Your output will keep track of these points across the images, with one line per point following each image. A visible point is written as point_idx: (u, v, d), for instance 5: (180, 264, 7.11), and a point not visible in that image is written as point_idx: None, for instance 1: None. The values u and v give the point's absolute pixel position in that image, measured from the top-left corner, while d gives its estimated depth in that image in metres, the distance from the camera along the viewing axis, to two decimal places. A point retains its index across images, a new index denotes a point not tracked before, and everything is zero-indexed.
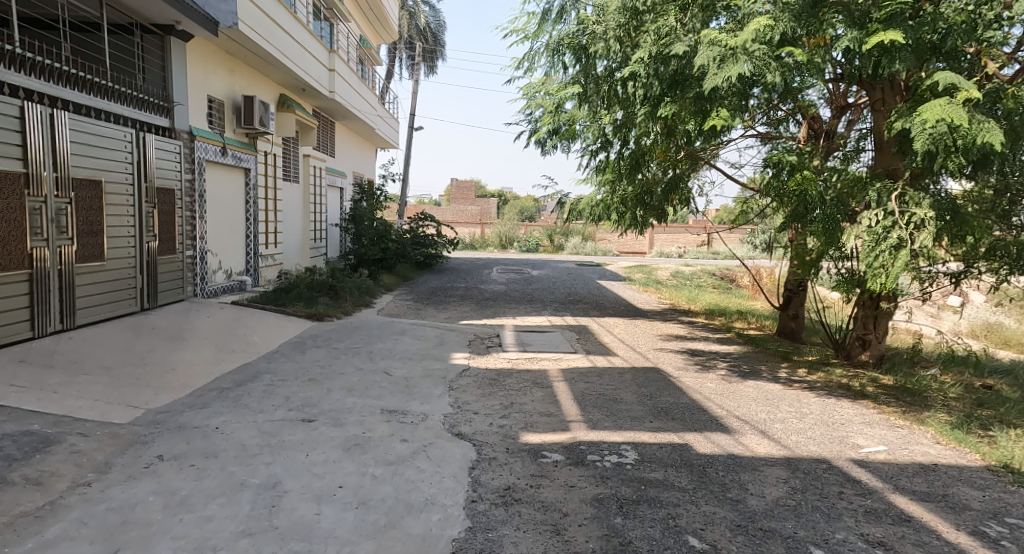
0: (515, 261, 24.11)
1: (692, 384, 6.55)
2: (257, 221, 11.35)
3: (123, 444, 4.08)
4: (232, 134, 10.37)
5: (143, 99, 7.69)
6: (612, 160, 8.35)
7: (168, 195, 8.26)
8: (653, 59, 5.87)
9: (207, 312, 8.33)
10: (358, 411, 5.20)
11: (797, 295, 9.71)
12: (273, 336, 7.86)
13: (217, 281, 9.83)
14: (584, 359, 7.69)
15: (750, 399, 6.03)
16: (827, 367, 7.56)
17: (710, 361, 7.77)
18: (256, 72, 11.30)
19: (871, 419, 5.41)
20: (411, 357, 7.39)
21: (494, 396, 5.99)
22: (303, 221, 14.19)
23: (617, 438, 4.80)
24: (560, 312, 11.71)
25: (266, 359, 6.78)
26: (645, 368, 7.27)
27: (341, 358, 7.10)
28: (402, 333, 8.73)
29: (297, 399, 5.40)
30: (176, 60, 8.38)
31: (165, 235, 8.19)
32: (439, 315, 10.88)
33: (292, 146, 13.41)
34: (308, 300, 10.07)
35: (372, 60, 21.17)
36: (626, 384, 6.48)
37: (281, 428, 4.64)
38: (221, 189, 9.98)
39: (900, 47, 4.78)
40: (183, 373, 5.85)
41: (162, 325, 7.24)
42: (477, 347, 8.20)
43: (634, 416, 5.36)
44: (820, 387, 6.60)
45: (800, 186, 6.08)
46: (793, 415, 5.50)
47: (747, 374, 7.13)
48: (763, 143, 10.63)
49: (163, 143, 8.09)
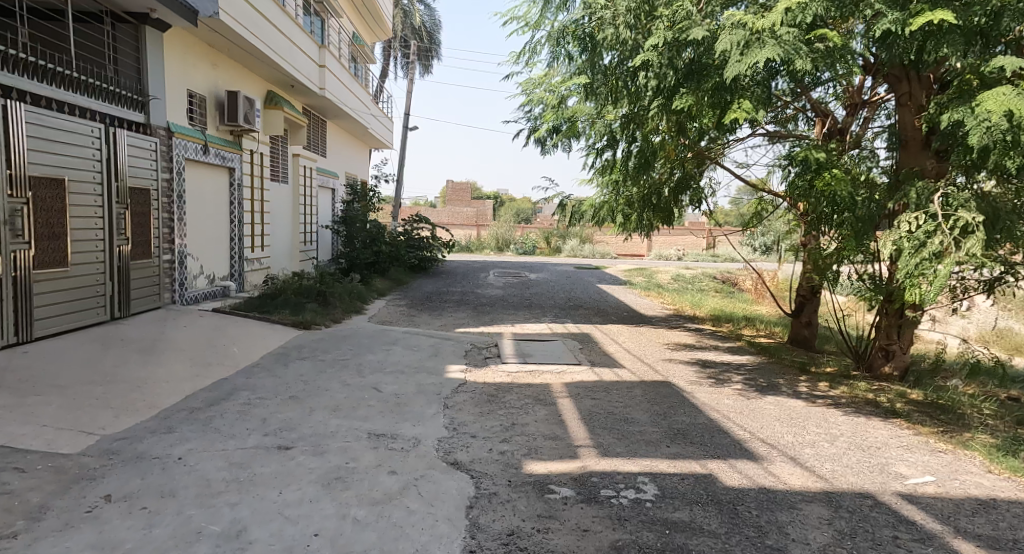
0: (512, 264, 23.55)
1: (708, 400, 6.03)
2: (242, 223, 10.79)
3: (66, 481, 3.54)
4: (214, 132, 9.83)
5: (114, 92, 7.15)
6: (617, 159, 7.84)
7: (142, 196, 7.71)
8: (668, 46, 5.36)
9: (184, 321, 7.79)
10: (342, 436, 4.66)
11: (810, 301, 9.24)
12: (255, 347, 7.31)
13: (199, 286, 9.30)
14: (589, 372, 7.16)
15: (773, 418, 5.52)
16: (849, 381, 7.05)
17: (724, 373, 7.26)
18: (242, 66, 10.77)
19: (910, 442, 4.89)
20: (403, 370, 6.85)
21: (493, 415, 5.46)
22: (293, 224, 13.65)
23: (632, 467, 4.28)
24: (560, 318, 11.18)
25: (245, 374, 6.23)
26: (655, 382, 6.75)
27: (327, 372, 6.55)
28: (394, 342, 8.19)
29: (275, 422, 4.86)
30: (152, 50, 7.85)
31: (139, 238, 7.64)
32: (433, 322, 10.35)
33: (280, 145, 12.86)
34: (295, 307, 9.51)
35: (365, 57, 20.67)
36: (637, 401, 5.96)
37: (253, 458, 4.09)
38: (203, 190, 9.44)
39: (949, 29, 4.33)
40: (152, 390, 5.32)
41: (134, 335, 6.69)
42: (474, 359, 7.67)
43: (649, 440, 4.84)
44: (846, 404, 6.08)
45: (833, 183, 5.74)
46: (823, 438, 4.99)
47: (766, 389, 6.61)
48: (771, 142, 10.19)
49: (136, 139, 7.54)
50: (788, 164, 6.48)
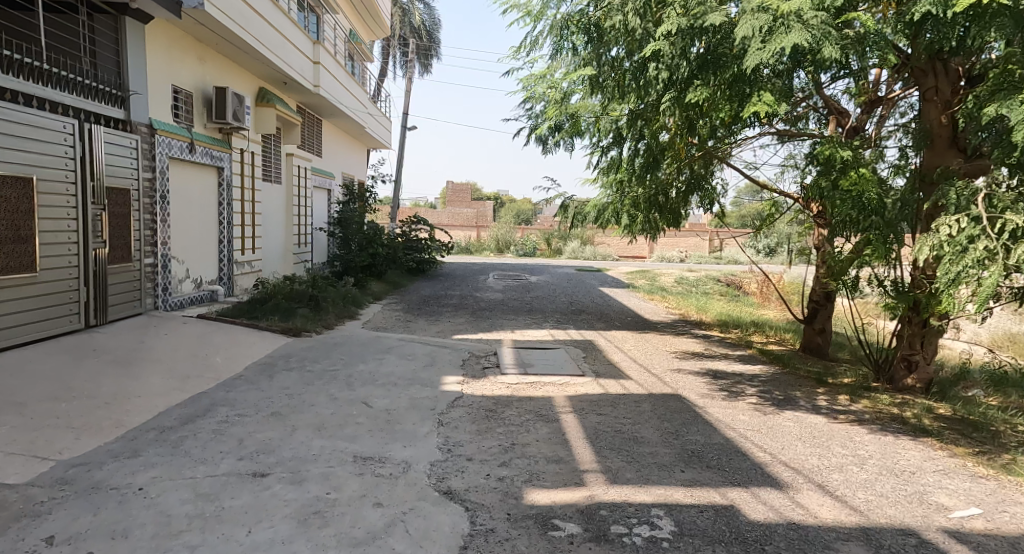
0: (512, 266, 23.16)
1: (722, 417, 5.61)
2: (232, 224, 10.39)
3: (6, 519, 3.13)
4: (202, 130, 9.43)
5: (91, 86, 6.75)
6: (624, 158, 7.45)
7: (123, 196, 7.32)
8: (682, 34, 4.97)
9: (167, 328, 7.38)
10: (325, 460, 4.23)
11: (824, 307, 8.85)
12: (239, 357, 6.90)
13: (184, 291, 8.90)
14: (594, 383, 6.74)
15: (794, 437, 5.10)
16: (871, 393, 6.62)
17: (736, 386, 6.83)
18: (232, 61, 10.38)
19: (947, 467, 4.48)
20: (396, 382, 6.42)
21: (492, 434, 5.04)
22: (286, 226, 13.24)
23: (644, 496, 3.87)
24: (562, 324, 10.75)
25: (225, 387, 5.81)
26: (664, 395, 6.33)
27: (314, 384, 6.13)
28: (388, 351, 7.76)
29: (252, 443, 4.45)
30: (132, 43, 7.46)
31: (119, 241, 7.25)
32: (430, 328, 9.93)
33: (273, 144, 12.45)
34: (285, 312, 9.09)
35: (362, 55, 20.25)
36: (646, 418, 5.55)
37: (223, 488, 3.67)
38: (189, 190, 9.04)
39: (998, 12, 3.99)
40: (121, 407, 4.90)
41: (109, 345, 6.28)
42: (472, 369, 7.25)
43: (662, 464, 4.43)
44: (870, 420, 5.66)
45: (864, 188, 5.40)
46: (852, 460, 4.57)
47: (784, 403, 6.18)
48: (782, 142, 9.78)
49: (115, 136, 7.14)
50: (810, 163, 6.10)
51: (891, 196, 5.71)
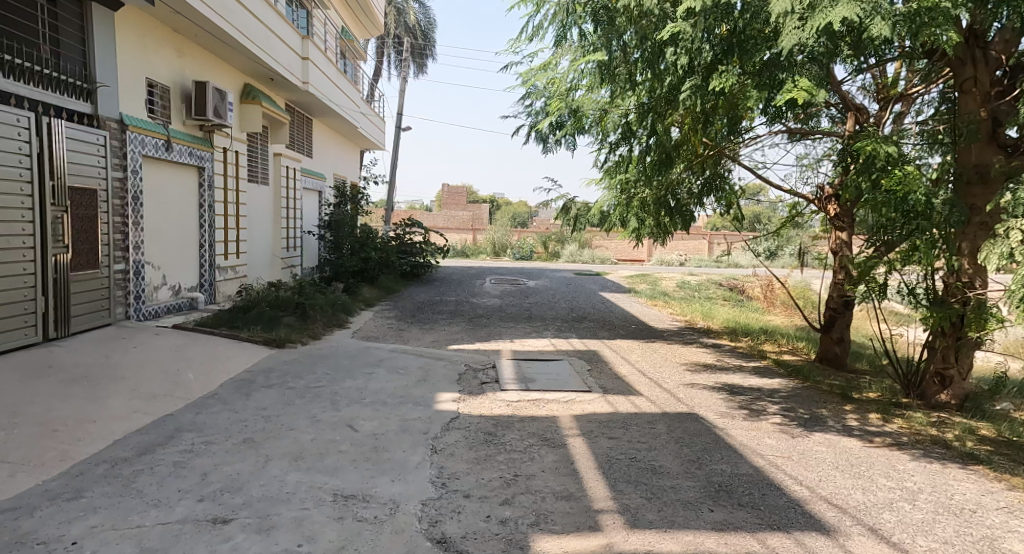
0: (509, 270, 22.57)
1: (747, 441, 5.06)
2: (214, 227, 9.79)
3: None
4: (180, 127, 8.86)
5: (52, 77, 6.19)
6: (634, 156, 6.91)
7: (89, 197, 6.74)
8: (706, 14, 4.47)
9: (137, 341, 6.79)
10: (299, 500, 3.66)
11: (843, 315, 8.33)
12: (215, 372, 6.32)
13: (160, 299, 8.32)
14: (602, 401, 6.18)
15: (830, 465, 4.55)
16: (904, 411, 6.08)
17: (756, 403, 6.27)
18: (213, 55, 9.82)
19: (1009, 503, 3.94)
20: (386, 400, 5.84)
21: (491, 464, 4.48)
22: (273, 229, 12.67)
23: (671, 546, 3.32)
24: (563, 333, 10.19)
25: (195, 408, 5.22)
26: (679, 414, 5.78)
27: (295, 404, 5.55)
28: (378, 364, 7.18)
29: (217, 479, 3.87)
30: (99, 31, 6.90)
31: (84, 246, 6.68)
32: (424, 337, 9.35)
33: (259, 144, 11.87)
34: (269, 321, 8.50)
35: (353, 55, 19.65)
36: (662, 442, 4.99)
37: (175, 541, 3.10)
38: (166, 190, 8.46)
39: None
40: (72, 435, 4.31)
41: (68, 360, 5.68)
42: (469, 385, 6.68)
43: (687, 502, 3.87)
44: (910, 443, 5.12)
45: (906, 187, 4.87)
46: (902, 496, 4.02)
47: (812, 424, 5.62)
48: (793, 141, 9.28)
49: (79, 131, 6.57)
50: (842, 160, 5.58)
51: (936, 196, 5.18)
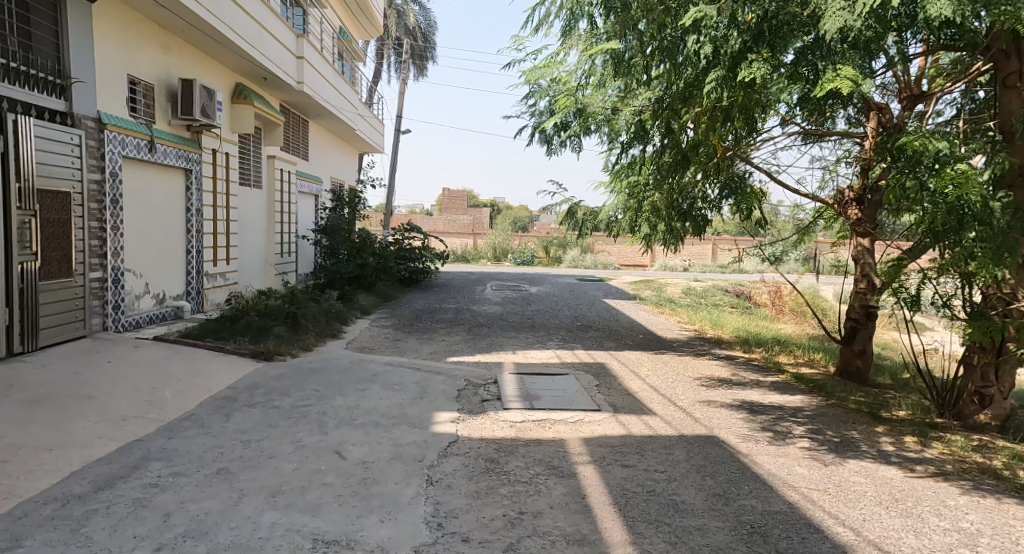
0: (511, 276, 22.11)
1: (776, 470, 4.58)
2: (202, 232, 9.33)
3: None
4: (166, 126, 8.41)
5: (23, 72, 5.74)
6: (646, 156, 6.49)
7: (61, 200, 6.29)
8: None
9: (113, 354, 6.32)
10: (273, 548, 3.19)
11: (865, 327, 7.86)
12: (194, 389, 5.85)
13: (142, 307, 7.87)
14: (613, 422, 5.70)
15: (871, 500, 4.08)
16: (942, 434, 5.59)
17: (780, 423, 5.79)
18: (203, 52, 9.36)
19: None
20: (379, 422, 5.36)
21: (494, 498, 4.00)
22: (267, 233, 12.23)
23: None
24: (568, 343, 9.71)
25: (168, 432, 4.75)
26: (698, 437, 5.30)
27: (278, 427, 5.07)
28: (372, 380, 6.69)
29: (182, 521, 3.40)
30: (75, 23, 6.46)
31: (55, 253, 6.22)
32: (422, 348, 8.88)
33: (251, 145, 11.40)
34: (258, 332, 8.03)
35: (353, 55, 19.38)
36: (683, 471, 4.51)
37: None
38: (149, 193, 8.01)
39: None
40: (22, 467, 3.84)
41: (31, 378, 5.21)
42: (469, 402, 6.20)
43: (717, 548, 3.40)
44: (956, 472, 4.65)
45: (957, 189, 4.43)
46: (959, 541, 3.54)
47: (844, 449, 5.13)
48: (807, 143, 8.83)
49: (51, 130, 6.12)
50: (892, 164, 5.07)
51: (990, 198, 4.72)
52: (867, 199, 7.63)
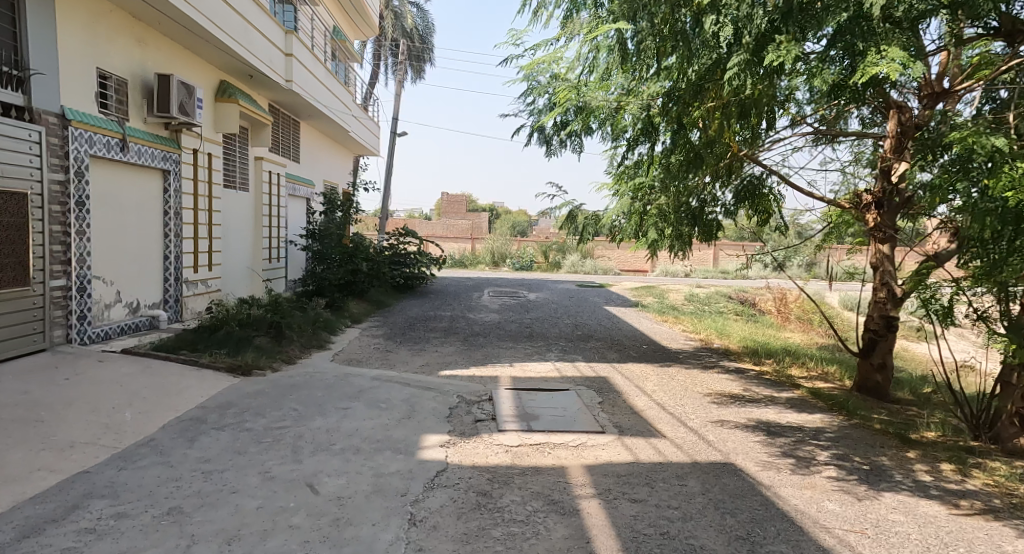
0: (509, 282, 21.56)
1: (804, 506, 4.06)
2: (181, 236, 8.82)
3: None
4: (140, 125, 7.90)
5: None
6: (653, 155, 5.99)
7: (17, 202, 5.78)
8: None
9: (74, 370, 5.80)
10: None
11: (886, 338, 7.34)
12: (159, 409, 5.33)
13: (113, 317, 7.36)
14: (619, 446, 5.18)
15: (916, 546, 3.56)
16: (982, 461, 5.06)
17: (802, 448, 5.27)
18: (183, 47, 8.86)
19: None
20: (359, 448, 4.84)
21: (485, 544, 3.47)
22: (254, 238, 11.72)
23: None
24: (568, 354, 9.18)
25: (121, 462, 4.22)
26: (714, 465, 4.79)
27: (246, 454, 4.54)
28: (356, 397, 6.17)
29: None
30: (34, 12, 5.97)
31: (9, 260, 5.71)
32: (413, 360, 8.35)
33: (236, 145, 10.88)
34: (237, 343, 7.51)
35: (347, 55, 18.28)
36: (700, 508, 4.00)
37: None
38: (121, 195, 7.49)
39: None
40: None
41: None
42: (460, 423, 5.68)
43: None
44: (1005, 508, 4.13)
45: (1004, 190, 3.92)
46: None
47: (876, 479, 4.61)
48: (817, 144, 8.34)
49: (7, 127, 5.64)
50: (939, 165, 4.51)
51: None
52: (887, 202, 7.06)
